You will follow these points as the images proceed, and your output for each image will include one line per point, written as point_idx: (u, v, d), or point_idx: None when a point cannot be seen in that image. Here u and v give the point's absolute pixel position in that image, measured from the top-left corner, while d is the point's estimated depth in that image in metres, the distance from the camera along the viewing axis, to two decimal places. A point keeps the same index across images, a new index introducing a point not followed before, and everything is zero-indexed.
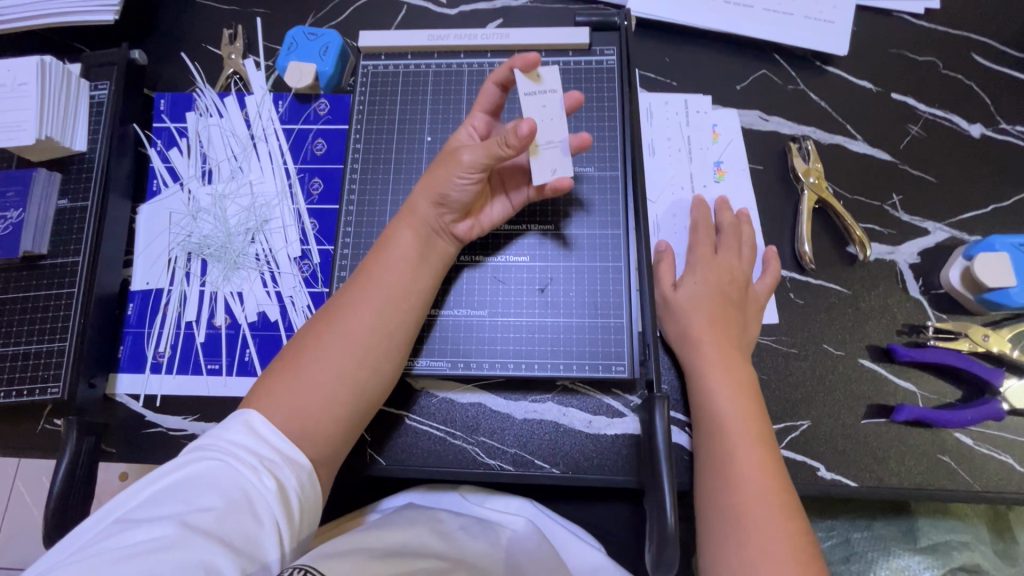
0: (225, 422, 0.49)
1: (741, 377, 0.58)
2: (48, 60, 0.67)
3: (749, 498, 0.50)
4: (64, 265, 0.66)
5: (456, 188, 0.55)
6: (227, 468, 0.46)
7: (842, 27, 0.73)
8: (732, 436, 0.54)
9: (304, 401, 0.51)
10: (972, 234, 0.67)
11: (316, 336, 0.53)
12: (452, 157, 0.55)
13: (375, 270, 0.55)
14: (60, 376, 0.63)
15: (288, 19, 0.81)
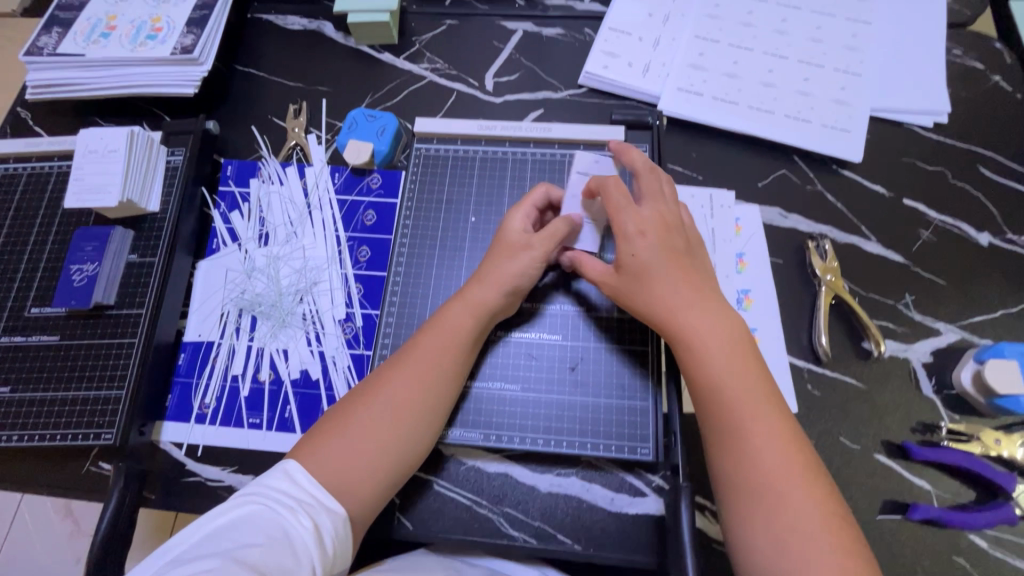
0: (270, 472, 0.53)
1: (724, 333, 0.55)
2: (137, 131, 0.74)
3: (777, 475, 0.49)
4: (128, 316, 0.71)
5: (515, 271, 0.62)
6: (270, 511, 0.48)
7: (857, 135, 0.79)
8: (733, 403, 0.52)
9: (350, 458, 0.54)
10: (983, 337, 0.70)
11: (365, 396, 0.57)
12: (517, 250, 0.63)
13: (426, 334, 0.61)
14: (114, 422, 0.67)
15: (349, 99, 0.89)
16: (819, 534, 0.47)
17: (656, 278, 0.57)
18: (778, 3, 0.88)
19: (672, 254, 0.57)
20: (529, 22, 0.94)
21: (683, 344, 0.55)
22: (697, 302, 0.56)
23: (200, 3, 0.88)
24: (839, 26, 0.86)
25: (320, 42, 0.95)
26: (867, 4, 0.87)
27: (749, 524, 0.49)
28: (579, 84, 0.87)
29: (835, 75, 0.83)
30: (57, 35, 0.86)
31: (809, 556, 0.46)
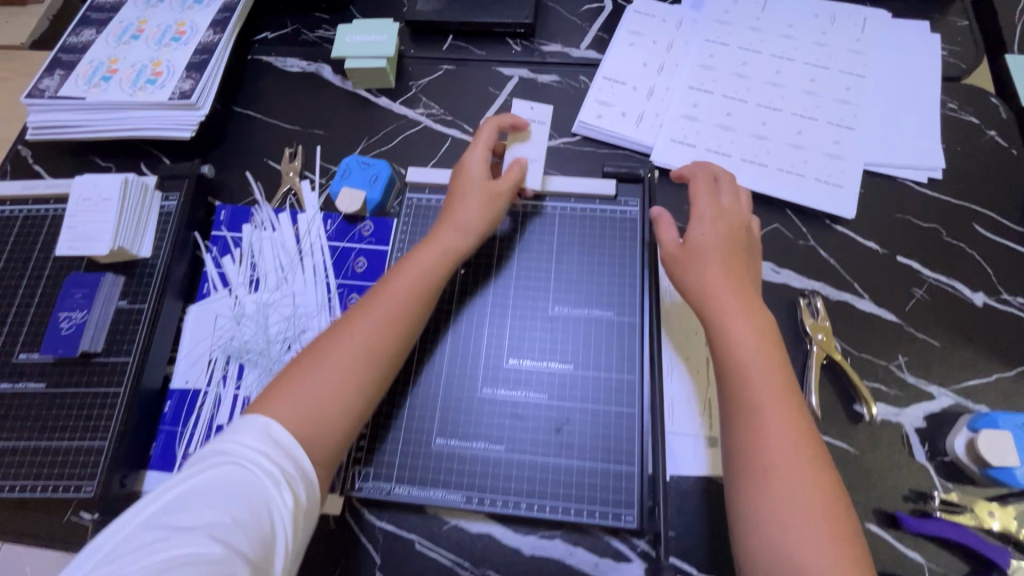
0: (242, 426, 0.53)
1: (762, 318, 0.60)
2: (131, 178, 0.76)
3: (785, 454, 0.53)
4: (114, 364, 0.71)
5: (471, 211, 0.69)
6: (246, 472, 0.49)
7: (850, 191, 0.79)
8: (755, 376, 0.56)
9: (316, 394, 0.56)
10: (977, 402, 0.69)
11: (330, 338, 0.60)
12: (467, 187, 0.70)
13: (388, 283, 0.64)
14: (95, 474, 0.66)
15: (345, 143, 0.90)
16: (820, 520, 0.49)
17: (709, 260, 0.63)
18: (772, 54, 0.89)
19: (728, 246, 0.64)
20: (525, 68, 0.95)
21: (722, 324, 0.60)
22: (739, 290, 0.61)
23: (200, 48, 0.89)
24: (833, 78, 0.86)
25: (318, 85, 0.96)
26: (862, 57, 0.88)
27: (756, 506, 0.51)
28: (573, 132, 0.88)
29: (828, 129, 0.83)
30: (59, 78, 0.88)
31: (810, 540, 0.48)
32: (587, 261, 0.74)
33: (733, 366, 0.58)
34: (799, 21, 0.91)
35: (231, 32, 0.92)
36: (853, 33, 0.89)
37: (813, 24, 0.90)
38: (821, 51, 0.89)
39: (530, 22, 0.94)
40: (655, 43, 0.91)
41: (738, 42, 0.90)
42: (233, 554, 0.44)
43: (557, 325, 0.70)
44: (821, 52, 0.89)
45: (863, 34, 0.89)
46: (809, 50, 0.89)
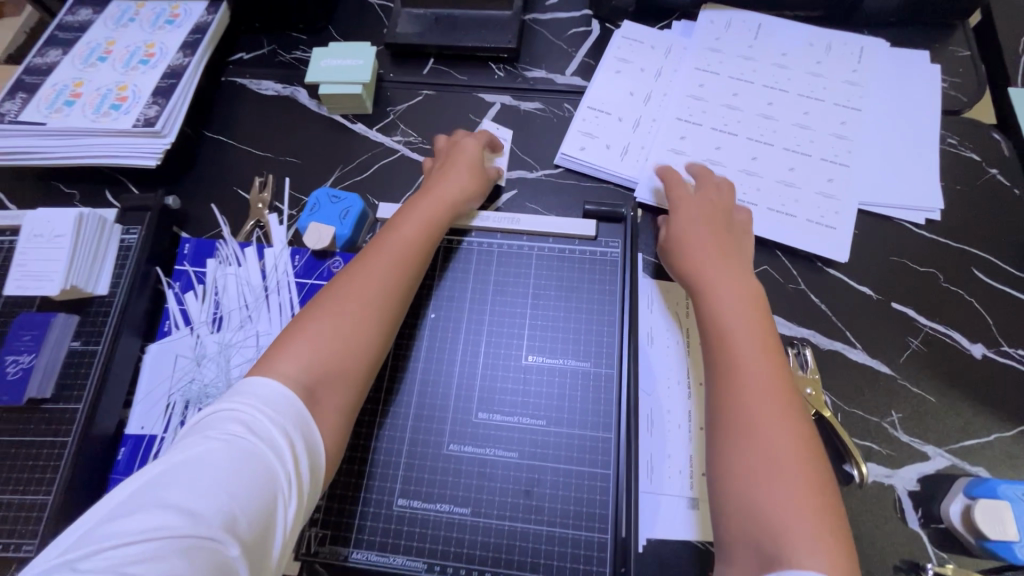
0: (262, 390, 0.52)
1: (745, 289, 0.64)
2: (86, 212, 0.72)
3: (763, 417, 0.54)
4: (64, 411, 0.68)
5: (466, 184, 0.72)
6: (242, 445, 0.48)
7: (843, 233, 0.76)
8: (735, 340, 0.59)
9: (332, 340, 0.57)
10: (974, 464, 0.65)
11: (341, 287, 0.61)
12: (462, 155, 0.75)
13: (386, 243, 0.65)
14: (36, 532, 0.63)
15: (318, 173, 0.87)
16: (797, 477, 0.51)
17: (696, 242, 0.68)
18: (764, 85, 0.85)
19: (716, 230, 0.68)
20: (508, 94, 0.91)
21: (709, 295, 0.63)
22: (726, 266, 0.65)
23: (168, 71, 0.86)
24: (828, 111, 0.83)
25: (292, 109, 0.92)
26: (858, 89, 0.84)
27: (735, 465, 0.53)
28: (555, 164, 0.84)
29: (821, 165, 0.79)
30: (21, 101, 0.84)
31: (787, 493, 0.50)
32: (564, 307, 0.70)
33: (719, 333, 0.60)
34: (793, 50, 0.87)
35: (202, 54, 0.89)
36: (848, 63, 0.86)
37: (808, 53, 0.87)
38: (815, 82, 0.85)
39: (513, 47, 0.91)
40: (642, 70, 0.88)
41: (729, 71, 0.86)
42: (226, 537, 0.43)
43: (530, 376, 0.66)
44: (815, 83, 0.85)
45: (860, 65, 0.86)
46: (803, 80, 0.85)
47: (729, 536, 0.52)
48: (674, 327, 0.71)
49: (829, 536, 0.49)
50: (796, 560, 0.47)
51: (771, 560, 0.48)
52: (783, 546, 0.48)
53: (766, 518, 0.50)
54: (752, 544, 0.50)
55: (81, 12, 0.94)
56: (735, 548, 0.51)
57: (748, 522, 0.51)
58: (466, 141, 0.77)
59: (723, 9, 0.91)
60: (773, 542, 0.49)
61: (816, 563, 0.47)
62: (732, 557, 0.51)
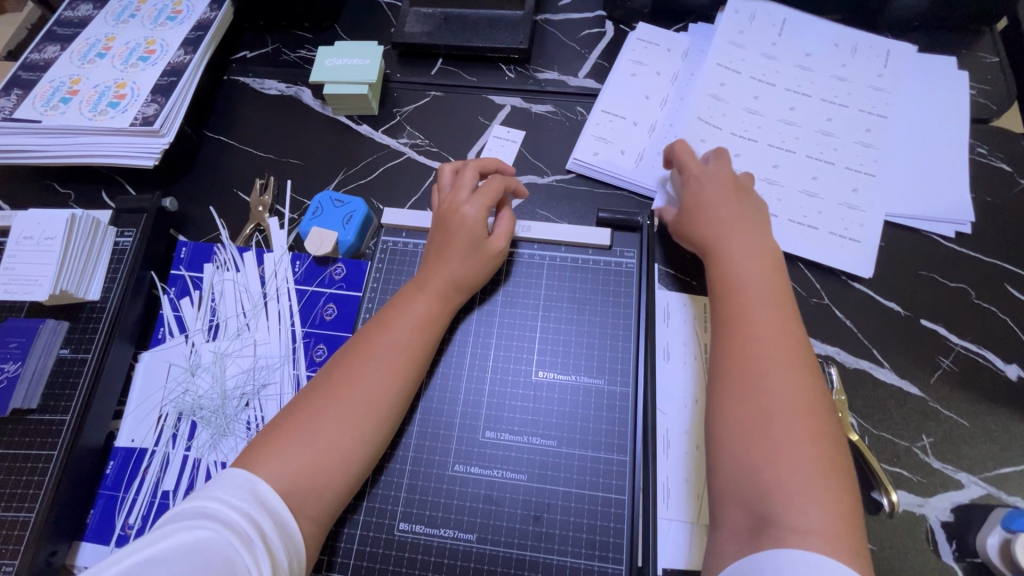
0: (226, 484, 0.49)
1: (770, 258, 0.61)
2: (80, 214, 0.69)
3: (779, 391, 0.52)
4: (51, 423, 0.65)
5: (466, 271, 0.64)
6: (217, 533, 0.45)
7: (867, 246, 0.72)
8: (755, 305, 0.57)
9: (309, 451, 0.53)
10: (1011, 494, 0.61)
11: (342, 391, 0.56)
12: (453, 213, 0.65)
13: (378, 346, 0.59)
14: (17, 551, 0.60)
15: (321, 176, 0.84)
16: (800, 441, 0.49)
17: (710, 206, 0.66)
18: (786, 88, 0.82)
19: (731, 201, 0.65)
20: (518, 96, 0.88)
21: (719, 261, 0.62)
22: (739, 227, 0.63)
23: (169, 69, 0.83)
24: (852, 117, 0.79)
25: (296, 109, 0.89)
26: (884, 94, 0.81)
27: (734, 431, 0.52)
28: (567, 170, 0.81)
29: (846, 174, 0.76)
30: (16, 98, 0.82)
31: (791, 457, 0.48)
32: (576, 321, 0.67)
33: (728, 296, 0.59)
34: (816, 52, 0.84)
35: (204, 51, 0.86)
36: (874, 67, 0.82)
37: (832, 56, 0.83)
38: (840, 87, 0.81)
39: (525, 48, 0.87)
40: (658, 73, 0.85)
41: (751, 72, 0.83)
42: None
43: (541, 392, 0.63)
44: (839, 88, 0.81)
45: (885, 69, 0.82)
46: (827, 85, 0.82)
47: (722, 497, 0.51)
48: (684, 343, 0.67)
49: (830, 498, 0.47)
50: (787, 520, 0.46)
51: (762, 520, 0.47)
52: (775, 504, 0.47)
53: (762, 480, 0.48)
54: (743, 505, 0.49)
55: (81, 8, 0.92)
56: (727, 511, 0.50)
57: (742, 484, 0.50)
58: (467, 207, 0.65)
59: (747, 3, 0.87)
60: (765, 502, 0.48)
61: (810, 523, 0.45)
62: (722, 521, 0.51)
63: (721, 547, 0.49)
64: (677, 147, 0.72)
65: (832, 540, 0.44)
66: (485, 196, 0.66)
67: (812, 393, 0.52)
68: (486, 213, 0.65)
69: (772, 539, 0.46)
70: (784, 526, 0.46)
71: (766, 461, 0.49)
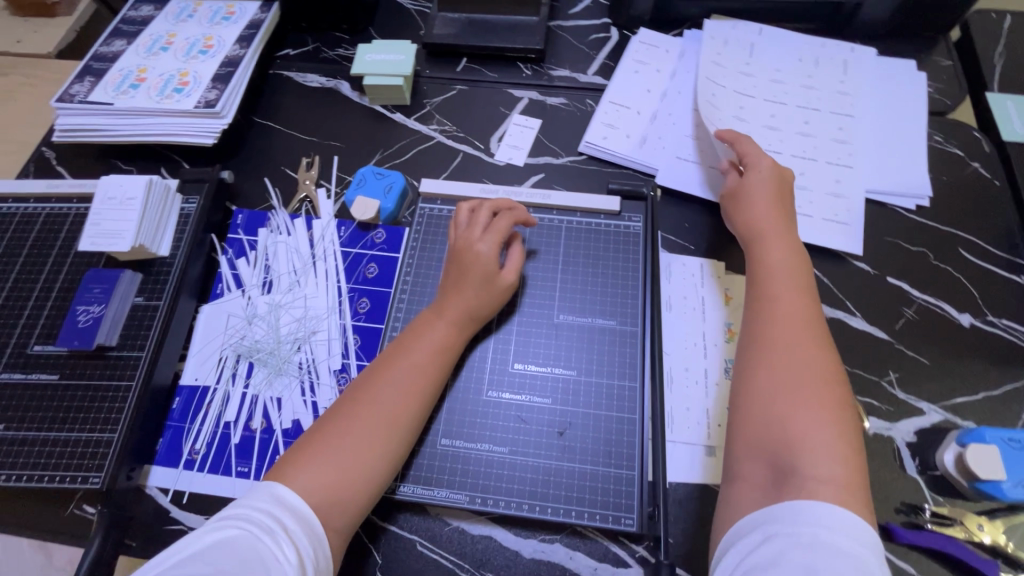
0: (250, 493, 0.55)
1: (799, 256, 0.71)
2: (155, 179, 0.79)
3: (801, 370, 0.61)
4: (128, 359, 0.73)
5: (477, 302, 0.69)
6: (247, 533, 0.50)
7: (855, 229, 0.82)
8: (782, 296, 0.67)
9: (333, 468, 0.58)
10: (965, 419, 0.71)
11: (358, 414, 0.61)
12: (467, 251, 0.70)
13: (395, 372, 0.64)
14: (102, 466, 0.67)
15: (359, 156, 0.94)
16: (820, 408, 0.58)
17: (757, 201, 0.75)
18: (767, 99, 0.93)
19: (778, 186, 0.76)
20: (535, 90, 0.99)
21: (755, 259, 0.72)
22: (776, 231, 0.72)
23: (226, 61, 0.94)
24: (824, 119, 0.91)
25: (335, 100, 1.00)
26: (848, 97, 0.92)
27: (766, 400, 0.60)
28: (579, 152, 0.92)
29: (829, 168, 0.87)
30: (89, 84, 0.92)
31: (812, 422, 0.57)
32: (592, 273, 0.77)
33: (762, 289, 0.69)
34: (785, 66, 0.95)
35: (256, 47, 0.97)
36: (837, 75, 0.94)
37: (798, 68, 0.95)
38: (810, 94, 0.93)
39: (540, 48, 0.99)
40: (657, 71, 0.96)
41: (735, 85, 0.94)
42: None
43: (561, 331, 0.73)
44: (810, 94, 0.93)
45: (846, 76, 0.94)
46: (799, 93, 0.93)
47: (747, 456, 0.59)
48: (683, 295, 0.78)
49: (845, 456, 0.55)
50: (811, 472, 0.54)
51: (786, 473, 0.55)
52: (799, 461, 0.55)
53: (788, 441, 0.57)
54: (768, 458, 0.57)
55: (143, 8, 1.03)
56: (751, 464, 0.58)
57: (770, 444, 0.58)
58: (481, 245, 0.71)
59: (722, 25, 0.98)
60: (790, 457, 0.55)
61: (828, 474, 0.53)
62: (745, 474, 0.58)
63: (747, 498, 0.57)
64: (722, 129, 0.84)
65: (846, 489, 0.52)
66: (497, 235, 0.72)
67: (830, 371, 0.61)
68: (497, 250, 0.71)
69: (796, 487, 0.53)
70: (806, 477, 0.53)
71: (790, 424, 0.57)
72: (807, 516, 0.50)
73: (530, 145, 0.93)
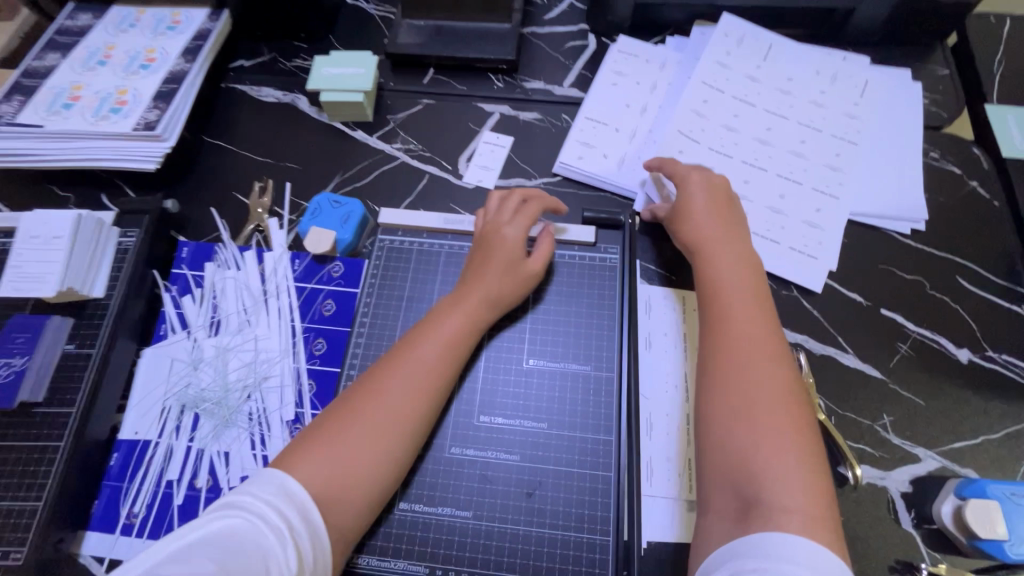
0: (253, 480, 0.51)
1: (750, 262, 0.66)
2: (85, 214, 0.72)
3: (763, 387, 0.56)
4: (57, 416, 0.67)
5: (501, 288, 0.67)
6: (247, 522, 0.46)
7: (823, 263, 0.77)
8: (739, 306, 0.62)
9: (332, 476, 0.53)
10: (964, 466, 0.66)
11: (364, 408, 0.57)
12: (496, 233, 0.69)
13: (407, 364, 0.61)
14: (25, 539, 0.61)
15: (317, 179, 0.87)
16: (784, 429, 0.53)
17: (696, 211, 0.70)
18: (766, 109, 0.87)
19: (716, 195, 0.72)
20: (507, 104, 0.92)
21: (706, 265, 0.66)
22: (726, 238, 0.68)
23: (169, 77, 0.86)
24: (824, 142, 0.84)
25: (292, 116, 0.93)
26: (857, 122, 0.85)
27: (729, 423, 0.55)
28: (554, 173, 0.85)
29: (812, 194, 0.81)
30: (17, 104, 0.84)
31: (776, 445, 0.53)
32: (565, 313, 0.71)
33: (715, 299, 0.63)
34: (798, 76, 0.89)
35: (203, 60, 0.89)
36: (851, 96, 0.87)
37: (813, 82, 0.89)
38: (817, 113, 0.87)
39: (513, 59, 0.92)
40: (638, 84, 0.90)
41: (735, 91, 0.88)
42: None
43: (531, 379, 0.67)
44: (816, 113, 0.87)
45: (862, 99, 0.87)
46: (804, 109, 0.87)
47: (711, 482, 0.55)
48: (666, 332, 0.73)
49: (812, 483, 0.51)
50: (775, 503, 0.50)
51: (750, 503, 0.51)
52: (763, 490, 0.51)
53: (752, 466, 0.52)
54: (735, 490, 0.52)
55: (81, 17, 0.94)
56: (718, 497, 0.54)
57: (732, 469, 0.53)
58: (509, 228, 0.69)
59: (740, 24, 0.92)
60: (754, 487, 0.51)
61: (794, 504, 0.49)
62: (711, 505, 0.54)
63: (714, 530, 0.53)
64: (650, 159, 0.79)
65: (813, 522, 0.48)
66: (526, 220, 0.70)
67: (790, 388, 0.56)
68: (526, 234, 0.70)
69: (760, 520, 0.49)
70: (771, 507, 0.50)
71: (754, 442, 0.53)
72: (772, 550, 0.46)
73: (501, 165, 0.87)
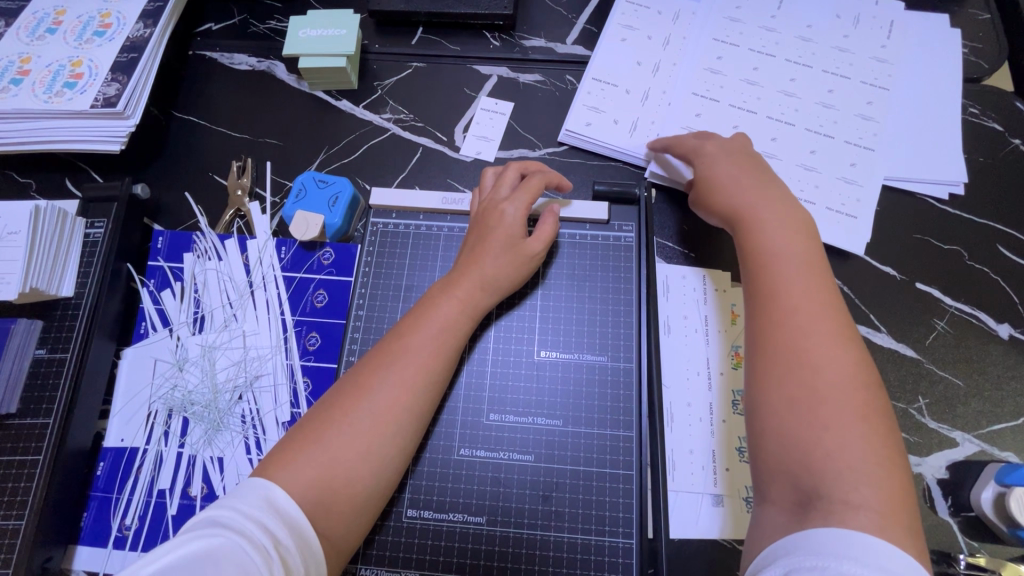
0: (234, 493, 0.46)
1: (800, 220, 0.59)
2: (43, 205, 0.65)
3: (820, 365, 0.49)
4: (33, 427, 0.62)
5: (499, 271, 0.60)
6: (230, 541, 0.41)
7: (865, 222, 0.71)
8: (788, 273, 0.54)
9: (323, 486, 0.48)
10: (1002, 450, 0.63)
11: (353, 410, 0.52)
12: (493, 211, 0.63)
13: (400, 358, 0.55)
14: (9, 560, 0.57)
15: (299, 157, 0.79)
16: (849, 413, 0.46)
17: (730, 183, 0.63)
18: (787, 59, 0.79)
19: (745, 161, 0.65)
20: (504, 65, 0.83)
21: (747, 229, 0.59)
22: (765, 201, 0.60)
23: (128, 44, 0.77)
24: (854, 90, 0.77)
25: (269, 85, 0.84)
26: (888, 68, 0.78)
27: (778, 405, 0.49)
28: (559, 141, 0.78)
29: (845, 148, 0.74)
30: None
31: (840, 430, 0.45)
32: (577, 300, 0.65)
33: (761, 267, 0.56)
34: (819, 21, 0.81)
35: (165, 24, 0.80)
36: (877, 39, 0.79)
37: (834, 27, 0.80)
38: (842, 58, 0.79)
39: (510, 13, 0.83)
40: (649, 38, 0.81)
41: (750, 40, 0.80)
42: None
43: (543, 373, 0.62)
44: (842, 59, 0.79)
45: (890, 40, 0.79)
46: (829, 56, 0.79)
47: (766, 470, 0.49)
48: (686, 316, 0.68)
49: (883, 472, 0.44)
50: (838, 494, 0.43)
51: (810, 493, 0.45)
52: (825, 479, 0.44)
53: (809, 456, 0.46)
54: (790, 478, 0.46)
55: None
56: (774, 486, 0.48)
57: (787, 457, 0.47)
58: (508, 206, 0.62)
59: None
60: (814, 477, 0.45)
61: (862, 497, 0.42)
62: (768, 494, 0.48)
63: (770, 521, 0.47)
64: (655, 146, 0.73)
65: (885, 515, 0.41)
66: (527, 196, 0.63)
67: (860, 368, 0.49)
68: (527, 212, 0.62)
69: (822, 513, 0.43)
70: (834, 498, 0.43)
71: (813, 429, 0.46)
72: (831, 547, 0.40)
73: (501, 135, 0.79)
